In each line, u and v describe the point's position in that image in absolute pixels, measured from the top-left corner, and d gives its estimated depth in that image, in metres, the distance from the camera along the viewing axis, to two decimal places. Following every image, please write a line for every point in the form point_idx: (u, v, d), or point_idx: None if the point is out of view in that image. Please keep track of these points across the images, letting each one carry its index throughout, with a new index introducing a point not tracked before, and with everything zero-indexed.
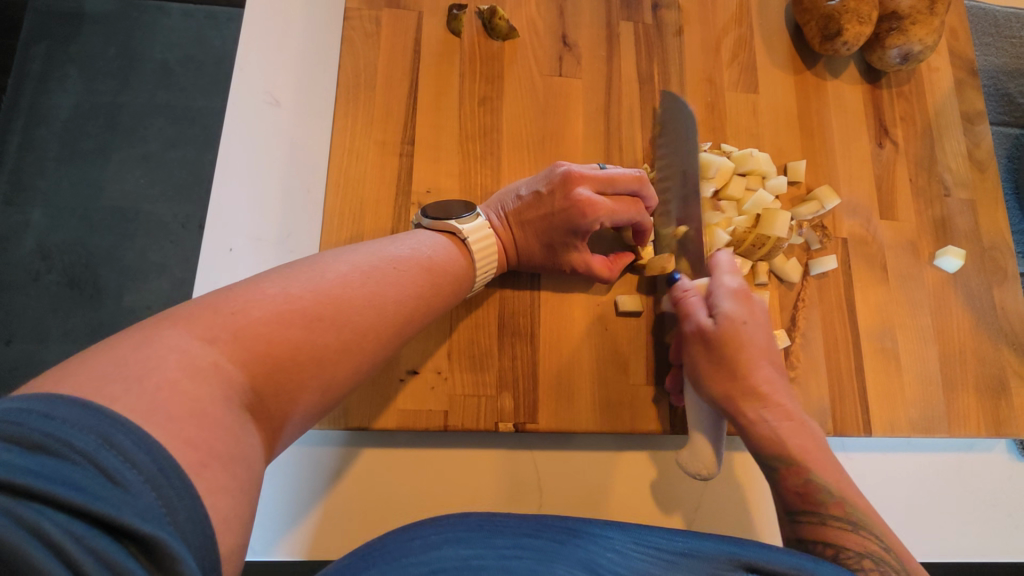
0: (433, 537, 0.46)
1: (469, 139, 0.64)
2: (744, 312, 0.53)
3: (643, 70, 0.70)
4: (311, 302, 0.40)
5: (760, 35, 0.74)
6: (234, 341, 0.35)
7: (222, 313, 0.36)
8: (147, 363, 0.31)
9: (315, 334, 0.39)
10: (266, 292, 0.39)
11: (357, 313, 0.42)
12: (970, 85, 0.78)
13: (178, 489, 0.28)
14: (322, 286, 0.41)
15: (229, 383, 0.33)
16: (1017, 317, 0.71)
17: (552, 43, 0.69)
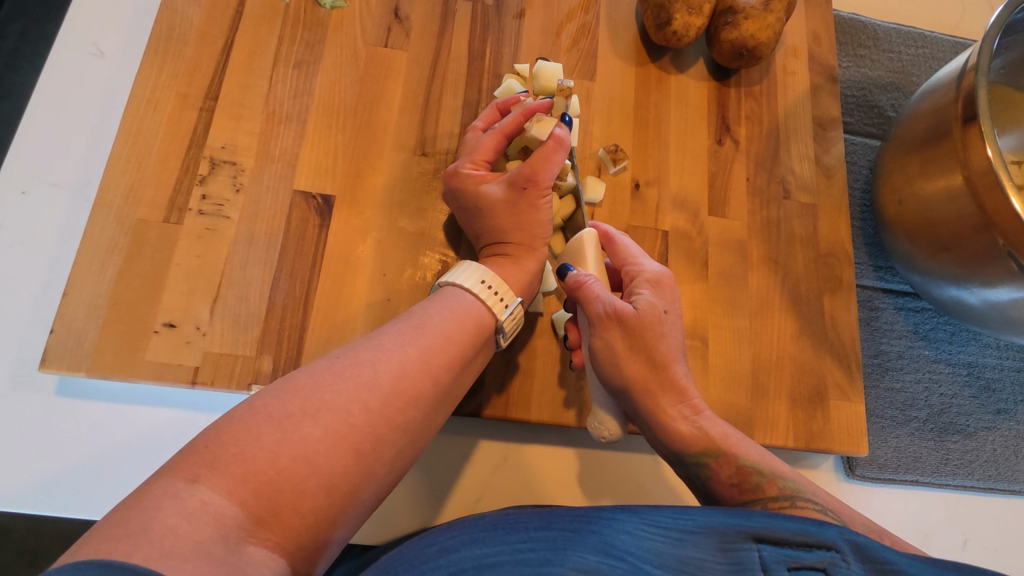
0: (448, 543, 0.37)
1: (277, 101, 0.64)
2: (665, 301, 0.56)
3: (474, 48, 0.69)
4: (279, 425, 0.36)
5: (605, 24, 0.73)
6: (238, 483, 0.33)
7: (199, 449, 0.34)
8: (144, 522, 0.29)
9: (294, 430, 0.36)
10: (249, 419, 0.36)
11: (352, 391, 0.40)
12: (827, 90, 0.76)
13: None
14: (295, 406, 0.38)
15: (220, 519, 0.31)
16: (847, 329, 0.67)
17: (383, 15, 0.69)
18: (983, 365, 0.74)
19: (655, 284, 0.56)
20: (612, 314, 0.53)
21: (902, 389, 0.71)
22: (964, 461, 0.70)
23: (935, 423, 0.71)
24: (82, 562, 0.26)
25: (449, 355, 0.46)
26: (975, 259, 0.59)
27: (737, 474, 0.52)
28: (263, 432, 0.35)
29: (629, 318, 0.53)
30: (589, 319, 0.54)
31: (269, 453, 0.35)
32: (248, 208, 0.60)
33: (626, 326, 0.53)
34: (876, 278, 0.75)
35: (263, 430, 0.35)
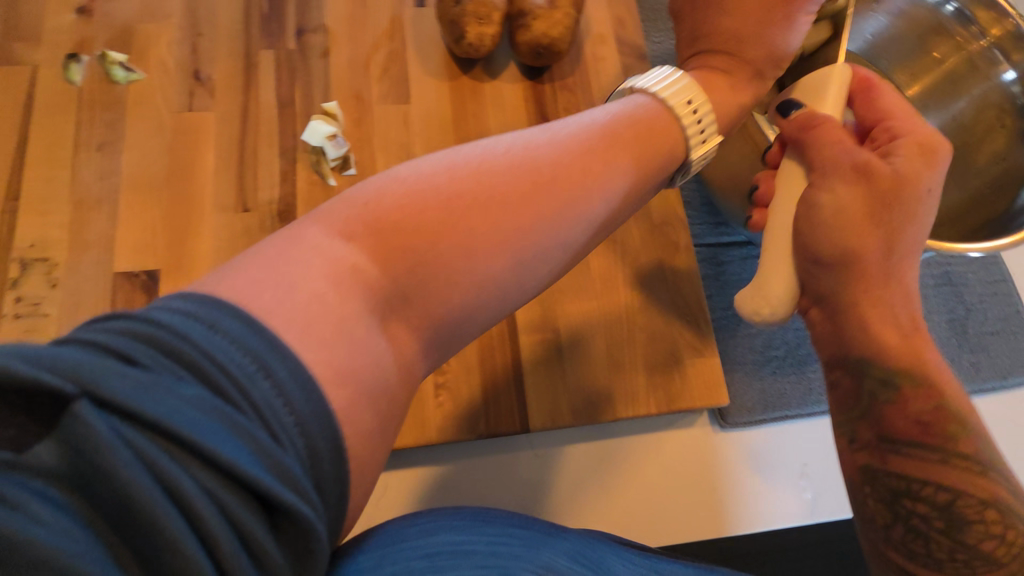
0: (428, 525, 0.42)
1: (84, 188, 0.63)
2: (919, 169, 0.46)
3: (283, 94, 0.70)
4: (358, 228, 0.34)
5: (413, 47, 0.75)
6: (364, 227, 0.34)
7: (324, 217, 0.34)
8: (286, 263, 0.31)
9: (410, 217, 0.34)
10: (367, 187, 0.36)
11: (471, 179, 0.36)
12: (639, 70, 0.80)
13: (327, 438, 0.28)
14: (427, 183, 0.35)
15: (367, 285, 0.33)
16: (691, 290, 0.71)
17: (184, 80, 0.69)
18: (962, 282, 0.77)
19: (920, 152, 0.46)
20: (862, 165, 0.46)
21: (758, 333, 0.75)
22: (826, 387, 0.75)
23: (794, 357, 0.75)
24: (232, 309, 0.28)
25: (621, 167, 0.41)
26: None
27: (930, 412, 0.43)
28: (361, 214, 0.34)
29: (880, 174, 0.45)
30: (815, 166, 0.48)
31: (426, 236, 0.34)
32: (68, 302, 0.59)
33: (873, 186, 0.45)
34: (718, 234, 0.79)
35: (391, 189, 0.35)
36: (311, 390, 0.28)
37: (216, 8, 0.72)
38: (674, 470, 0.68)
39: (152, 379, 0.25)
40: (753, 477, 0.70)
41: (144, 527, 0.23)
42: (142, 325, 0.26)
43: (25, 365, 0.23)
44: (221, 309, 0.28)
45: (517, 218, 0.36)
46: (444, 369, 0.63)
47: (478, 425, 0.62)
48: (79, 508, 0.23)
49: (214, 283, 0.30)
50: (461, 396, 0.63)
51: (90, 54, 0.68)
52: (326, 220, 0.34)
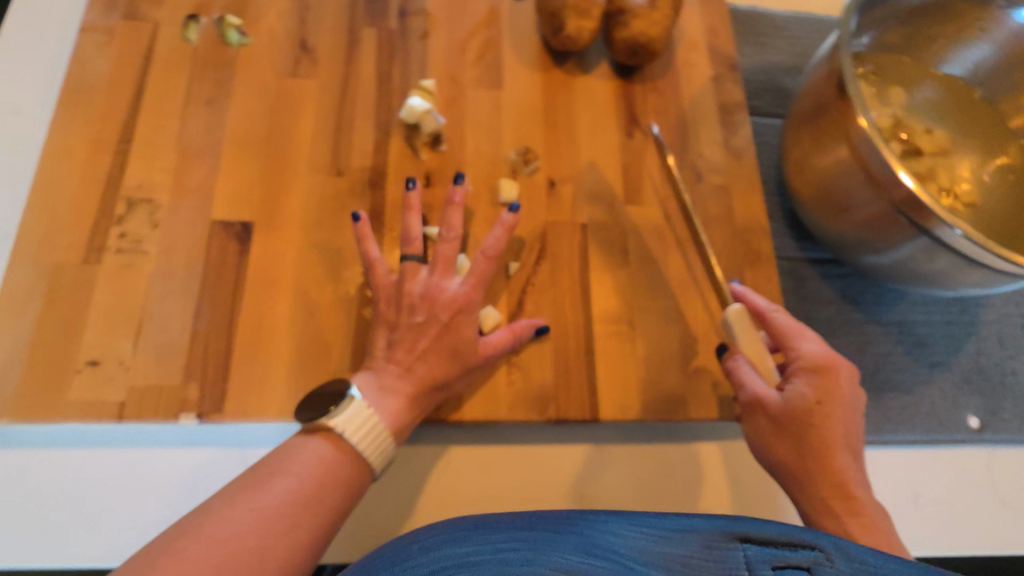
0: (430, 540, 0.44)
1: (188, 140, 0.65)
2: (824, 384, 0.55)
3: (382, 70, 0.72)
4: (263, 507, 0.43)
5: (508, 38, 0.76)
6: (261, 518, 0.43)
7: (272, 480, 0.45)
8: (275, 462, 0.47)
9: (248, 542, 0.41)
10: (308, 455, 0.48)
11: (298, 511, 0.44)
12: (729, 79, 0.80)
13: None
14: (265, 502, 0.44)
15: (243, 528, 0.41)
16: (771, 300, 0.69)
17: (290, 48, 0.71)
18: None
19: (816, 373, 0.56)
20: (756, 401, 0.57)
21: (835, 353, 0.73)
22: (904, 417, 0.71)
23: (871, 382, 0.72)
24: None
25: (343, 484, 0.48)
26: (878, 218, 0.61)
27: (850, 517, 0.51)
28: (233, 515, 0.42)
29: (774, 407, 0.55)
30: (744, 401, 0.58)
31: (233, 529, 0.41)
32: (166, 242, 0.61)
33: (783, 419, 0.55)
34: (797, 249, 0.77)
35: (251, 495, 0.44)
36: None
37: None
38: (745, 480, 0.65)
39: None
40: None
41: None
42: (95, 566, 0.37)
43: None
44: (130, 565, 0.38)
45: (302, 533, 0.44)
46: (517, 347, 0.63)
47: (547, 408, 0.61)
48: None
49: (262, 479, 0.45)
50: (533, 378, 0.61)
51: (207, 16, 0.71)
52: (280, 470, 0.46)
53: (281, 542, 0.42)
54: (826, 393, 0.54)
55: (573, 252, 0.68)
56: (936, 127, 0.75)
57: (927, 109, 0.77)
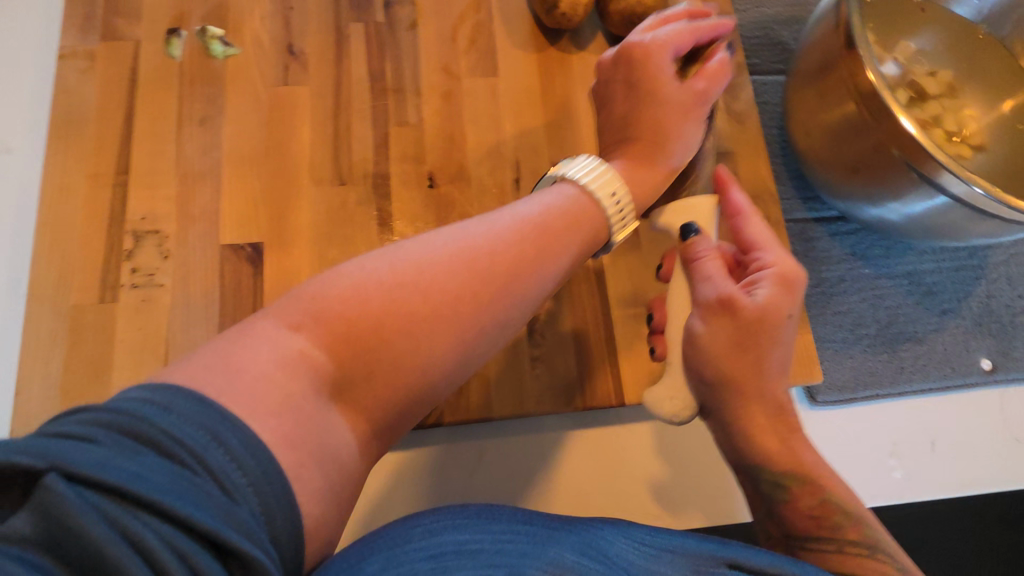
0: (433, 523, 0.38)
1: (187, 163, 0.64)
2: (785, 299, 0.49)
3: (373, 67, 0.70)
4: (389, 278, 0.36)
5: (499, 19, 0.74)
6: (376, 298, 0.35)
7: (388, 254, 0.38)
8: (357, 263, 0.37)
9: (399, 302, 0.35)
10: (435, 241, 0.39)
11: (421, 301, 0.36)
12: (728, 39, 0.77)
13: (276, 490, 0.29)
14: (426, 259, 0.37)
15: (318, 375, 0.33)
16: None
17: (277, 53, 0.69)
18: None
19: (788, 287, 0.50)
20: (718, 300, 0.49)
21: (848, 311, 0.74)
22: (918, 366, 0.73)
23: (884, 336, 0.74)
24: (212, 423, 0.28)
25: (522, 263, 0.40)
26: (889, 175, 0.61)
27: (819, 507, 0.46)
28: (349, 277, 0.36)
29: (737, 310, 0.48)
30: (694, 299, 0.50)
31: (377, 316, 0.35)
32: (180, 271, 0.61)
33: (737, 321, 0.48)
34: (805, 210, 0.77)
35: (383, 267, 0.36)
36: (234, 511, 0.27)
37: None
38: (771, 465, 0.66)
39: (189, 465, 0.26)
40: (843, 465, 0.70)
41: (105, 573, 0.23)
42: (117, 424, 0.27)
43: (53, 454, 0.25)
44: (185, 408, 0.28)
45: (440, 329, 0.36)
46: (538, 341, 0.64)
47: (574, 398, 0.63)
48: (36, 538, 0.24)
49: (340, 275, 0.36)
50: (558, 368, 0.63)
51: (188, 29, 0.68)
52: (387, 258, 0.37)
53: (506, 256, 0.39)
54: (789, 302, 0.49)
55: None
56: (936, 71, 0.76)
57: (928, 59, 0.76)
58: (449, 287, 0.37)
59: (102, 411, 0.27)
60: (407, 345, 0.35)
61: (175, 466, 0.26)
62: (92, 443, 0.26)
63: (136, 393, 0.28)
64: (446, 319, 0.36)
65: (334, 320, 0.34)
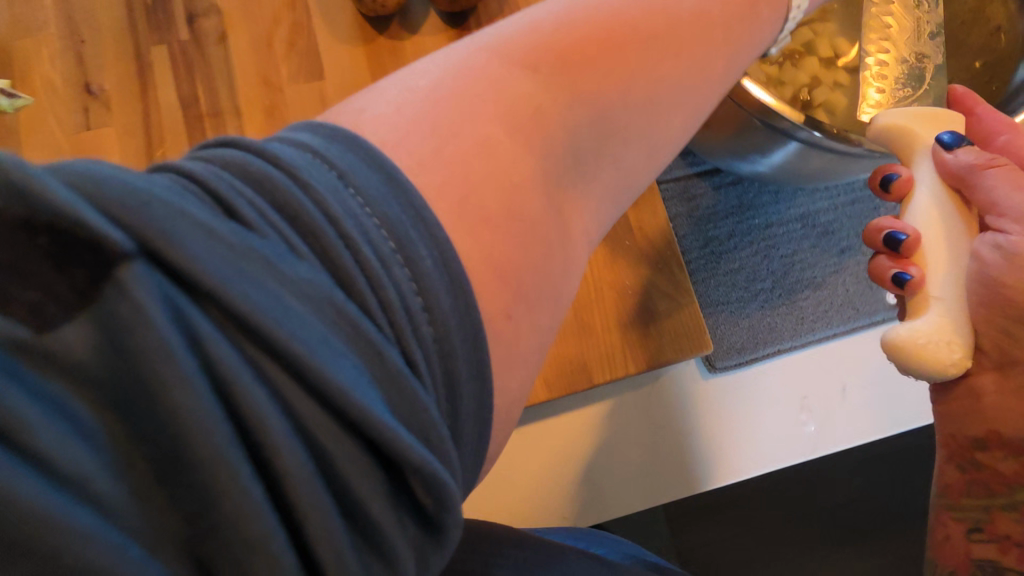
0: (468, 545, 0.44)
1: None
2: None
3: (184, 93, 0.64)
4: (525, 44, 0.31)
5: (318, 13, 0.67)
6: (546, 52, 0.31)
7: (545, 16, 0.33)
8: (512, 22, 0.33)
9: (537, 46, 0.31)
10: (551, 8, 0.33)
11: (610, 31, 0.32)
12: None
13: (467, 328, 0.25)
14: (458, 58, 0.31)
15: (545, 127, 0.30)
16: (659, 234, 0.65)
17: (75, 95, 0.63)
18: None
19: None
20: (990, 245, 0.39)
21: (740, 268, 0.70)
22: (819, 313, 0.69)
23: (782, 287, 0.70)
24: (386, 173, 0.26)
25: (707, 48, 0.36)
26: (741, 128, 0.56)
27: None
28: (436, 70, 0.31)
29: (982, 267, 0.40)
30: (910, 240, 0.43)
31: (472, 109, 0.29)
32: None
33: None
34: (685, 165, 0.72)
35: (513, 36, 0.32)
36: (465, 306, 0.25)
37: (95, 9, 0.65)
38: (682, 446, 0.65)
39: (236, 230, 0.21)
40: (756, 430, 0.67)
41: (199, 455, 0.19)
42: (234, 172, 0.23)
43: (95, 188, 0.19)
44: (371, 178, 0.25)
45: (640, 86, 0.33)
46: None
47: None
48: (105, 380, 0.19)
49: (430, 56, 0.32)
50: None
51: None
52: (444, 62, 0.31)
53: (634, 20, 0.33)
54: None
55: None
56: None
57: None
58: (587, 52, 0.32)
59: (135, 172, 0.21)
60: (637, 103, 0.33)
61: (325, 268, 0.22)
62: (233, 218, 0.22)
63: (247, 146, 0.24)
64: (664, 64, 0.34)
65: (563, 50, 0.31)
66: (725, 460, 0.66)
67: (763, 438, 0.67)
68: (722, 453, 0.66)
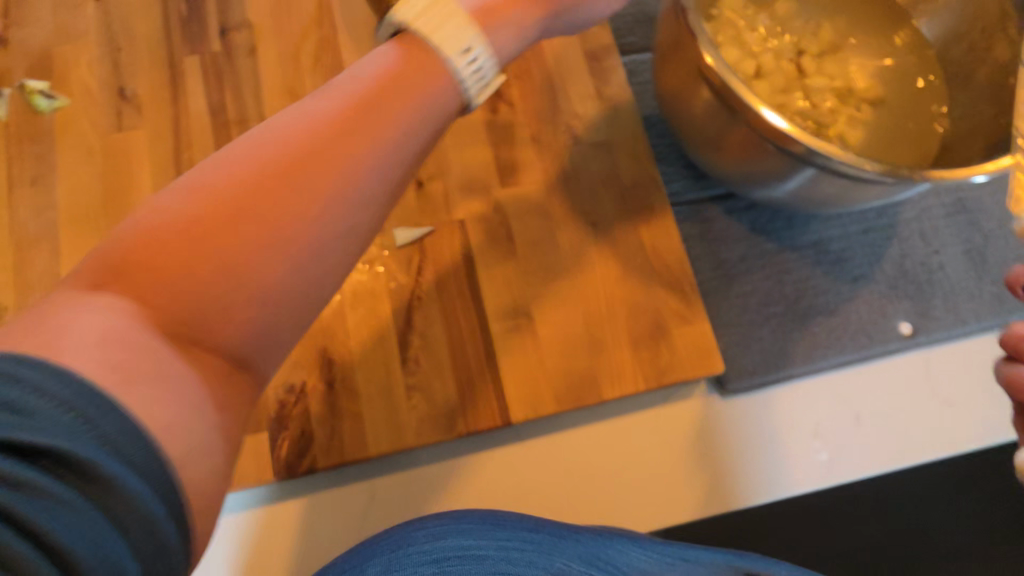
0: (436, 527, 0.52)
1: (21, 229, 0.61)
2: None
3: (213, 101, 0.66)
4: (240, 167, 0.31)
5: (345, 31, 0.69)
6: (252, 161, 0.31)
7: (308, 105, 0.33)
8: (276, 119, 0.33)
9: (198, 184, 0.30)
10: (299, 110, 0.33)
11: (236, 183, 0.30)
12: None
13: (144, 454, 0.26)
14: (279, 133, 0.32)
15: (302, 238, 0.31)
16: (672, 254, 0.65)
17: (108, 100, 0.65)
18: (977, 207, 0.74)
19: None
20: None
21: (753, 292, 0.69)
22: (832, 341, 0.69)
23: (794, 313, 0.69)
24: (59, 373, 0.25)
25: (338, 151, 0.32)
26: (751, 153, 0.57)
27: None
28: (204, 166, 0.32)
29: None
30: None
31: (174, 215, 0.29)
32: None
33: None
34: (699, 189, 0.72)
35: (289, 112, 0.33)
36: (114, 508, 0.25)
37: (133, 20, 0.68)
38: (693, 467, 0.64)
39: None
40: (767, 455, 0.66)
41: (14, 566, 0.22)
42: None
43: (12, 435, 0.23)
44: (88, 352, 0.26)
45: (314, 185, 0.31)
46: (413, 369, 0.60)
47: (455, 424, 0.59)
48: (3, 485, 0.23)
49: (289, 108, 0.34)
50: (435, 396, 0.59)
51: (9, 86, 0.65)
52: (258, 134, 0.32)
53: (251, 165, 0.31)
54: None
55: (456, 252, 0.64)
56: (817, 29, 0.70)
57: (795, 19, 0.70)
58: (245, 181, 0.30)
59: None
60: (342, 186, 0.31)
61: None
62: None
63: None
64: (326, 164, 0.31)
65: (268, 157, 0.31)
66: (735, 484, 0.65)
67: (773, 462, 0.66)
68: (732, 476, 0.65)
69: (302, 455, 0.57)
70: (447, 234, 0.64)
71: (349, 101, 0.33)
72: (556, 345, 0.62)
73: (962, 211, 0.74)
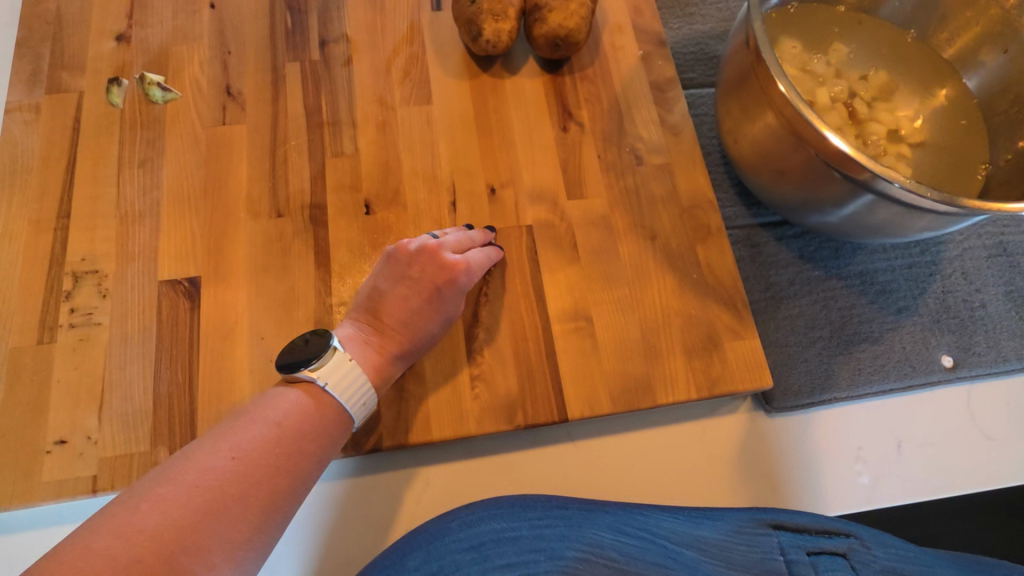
0: (468, 517, 0.56)
1: (127, 205, 0.66)
2: None
3: (310, 103, 0.72)
4: (181, 504, 0.41)
5: (432, 51, 0.76)
6: (190, 482, 0.42)
7: (186, 473, 0.43)
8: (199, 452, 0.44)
9: (159, 531, 0.39)
10: (208, 462, 0.43)
11: (134, 502, 0.40)
12: (658, 55, 0.79)
13: None
14: (201, 480, 0.42)
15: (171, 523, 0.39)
16: (726, 272, 0.69)
17: (215, 95, 0.72)
18: (1019, 250, 0.77)
19: None
20: None
21: (800, 314, 0.72)
22: (876, 367, 0.71)
23: (839, 337, 0.72)
24: None
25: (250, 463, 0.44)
26: (813, 178, 0.61)
27: None
28: (141, 504, 0.40)
29: None
30: None
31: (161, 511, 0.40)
32: (117, 310, 0.61)
33: None
34: (750, 215, 0.77)
35: (144, 497, 0.40)
36: None
37: (244, 28, 0.75)
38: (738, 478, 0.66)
39: None
40: (811, 472, 0.67)
41: None
42: None
43: None
44: None
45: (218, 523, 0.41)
46: (478, 360, 0.63)
47: (515, 416, 0.61)
48: None
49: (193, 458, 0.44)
50: (497, 387, 0.62)
51: (129, 77, 0.72)
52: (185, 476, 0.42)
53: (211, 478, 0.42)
54: None
55: (523, 255, 0.68)
56: (868, 74, 0.75)
57: (850, 64, 0.75)
58: (187, 504, 0.41)
59: None
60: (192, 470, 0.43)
61: None
62: None
63: None
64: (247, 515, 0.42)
65: (202, 496, 0.41)
66: (780, 497, 0.66)
67: (818, 480, 0.67)
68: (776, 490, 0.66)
69: (368, 434, 0.60)
70: (515, 237, 0.69)
71: (262, 450, 0.45)
72: (613, 346, 0.65)
73: (1003, 254, 0.77)
